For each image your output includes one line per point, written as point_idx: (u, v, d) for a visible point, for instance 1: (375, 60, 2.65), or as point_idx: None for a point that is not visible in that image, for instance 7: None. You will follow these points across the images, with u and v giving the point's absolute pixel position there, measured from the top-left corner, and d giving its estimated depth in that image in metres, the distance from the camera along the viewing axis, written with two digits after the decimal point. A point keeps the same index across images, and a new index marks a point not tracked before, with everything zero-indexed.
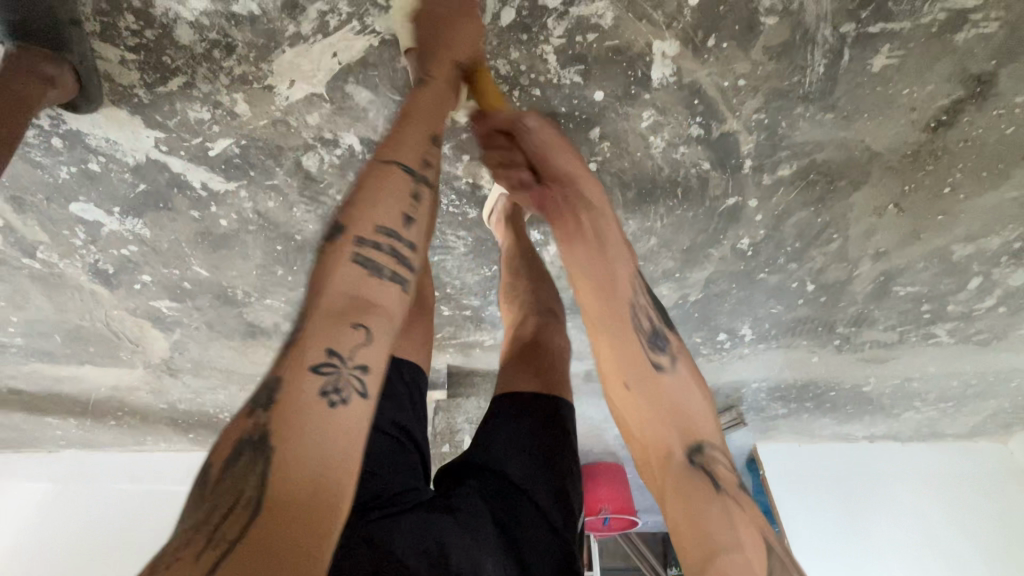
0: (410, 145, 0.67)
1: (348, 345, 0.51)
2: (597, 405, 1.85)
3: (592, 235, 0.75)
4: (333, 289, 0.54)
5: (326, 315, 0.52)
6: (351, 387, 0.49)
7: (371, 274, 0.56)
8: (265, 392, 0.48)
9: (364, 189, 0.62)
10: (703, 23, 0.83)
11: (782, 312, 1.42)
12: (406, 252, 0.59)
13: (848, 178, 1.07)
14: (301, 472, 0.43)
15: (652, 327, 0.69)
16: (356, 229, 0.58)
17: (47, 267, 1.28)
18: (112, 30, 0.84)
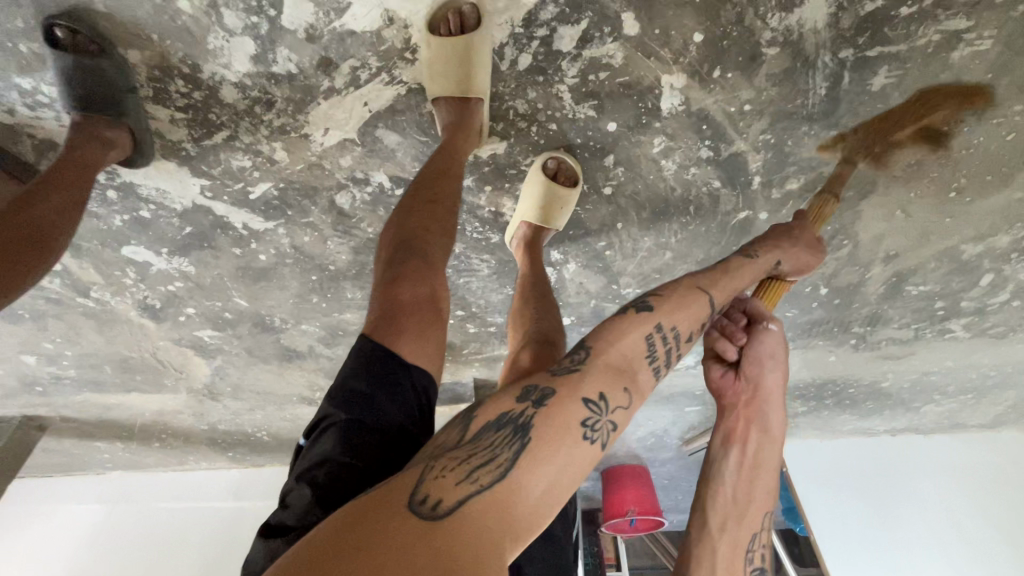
0: (722, 287, 0.90)
1: (612, 402, 0.70)
2: None
3: (753, 468, 0.93)
4: (623, 347, 0.76)
5: (604, 371, 0.73)
6: (599, 436, 0.67)
7: (645, 357, 0.78)
8: (544, 390, 0.69)
9: (673, 297, 0.85)
10: (708, 57, 0.89)
11: (797, 315, 1.46)
12: (662, 356, 0.80)
13: (855, 188, 1.11)
14: (538, 481, 0.61)
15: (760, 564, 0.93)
16: (662, 320, 0.81)
17: (100, 305, 1.37)
18: (164, 94, 0.92)
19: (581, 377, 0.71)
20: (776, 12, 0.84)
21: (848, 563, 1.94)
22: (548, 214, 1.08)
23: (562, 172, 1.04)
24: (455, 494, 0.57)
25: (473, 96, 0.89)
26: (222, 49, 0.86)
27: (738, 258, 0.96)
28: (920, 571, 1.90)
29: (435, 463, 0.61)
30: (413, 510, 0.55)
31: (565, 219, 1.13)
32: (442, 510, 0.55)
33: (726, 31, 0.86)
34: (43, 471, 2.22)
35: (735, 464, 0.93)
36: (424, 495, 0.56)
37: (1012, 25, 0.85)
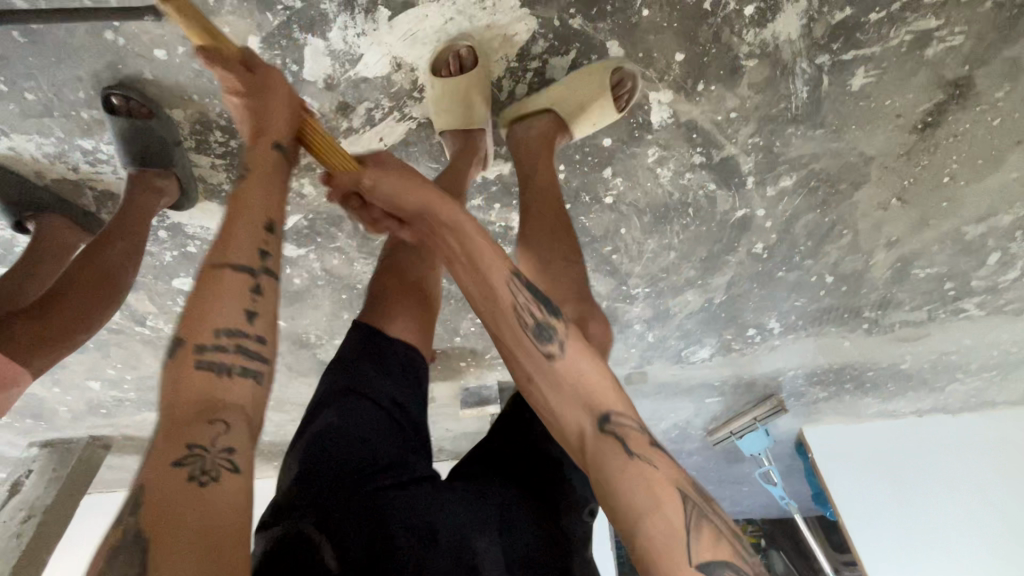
0: (245, 239, 0.70)
1: (208, 435, 0.56)
2: (640, 405, 1.96)
3: (458, 248, 0.78)
4: (179, 392, 0.59)
5: (182, 415, 0.57)
6: (218, 468, 0.54)
7: (217, 371, 0.61)
8: (127, 503, 0.52)
9: (206, 291, 0.67)
10: (691, 73, 0.96)
11: (806, 304, 1.50)
12: (251, 342, 0.65)
13: (849, 180, 1.16)
14: (181, 557, 0.46)
15: (536, 321, 0.74)
16: (189, 339, 0.62)
17: (155, 332, 1.51)
18: (205, 144, 1.04)
19: (153, 458, 0.54)
20: (751, 28, 0.90)
21: (876, 547, 1.94)
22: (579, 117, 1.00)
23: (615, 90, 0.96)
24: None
25: (476, 126, 0.99)
26: None
27: (251, 177, 0.75)
28: (949, 552, 1.91)
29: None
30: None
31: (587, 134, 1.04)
32: None
33: (705, 49, 0.92)
34: (108, 485, 2.40)
35: (459, 262, 0.78)
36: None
37: (980, 20, 0.90)
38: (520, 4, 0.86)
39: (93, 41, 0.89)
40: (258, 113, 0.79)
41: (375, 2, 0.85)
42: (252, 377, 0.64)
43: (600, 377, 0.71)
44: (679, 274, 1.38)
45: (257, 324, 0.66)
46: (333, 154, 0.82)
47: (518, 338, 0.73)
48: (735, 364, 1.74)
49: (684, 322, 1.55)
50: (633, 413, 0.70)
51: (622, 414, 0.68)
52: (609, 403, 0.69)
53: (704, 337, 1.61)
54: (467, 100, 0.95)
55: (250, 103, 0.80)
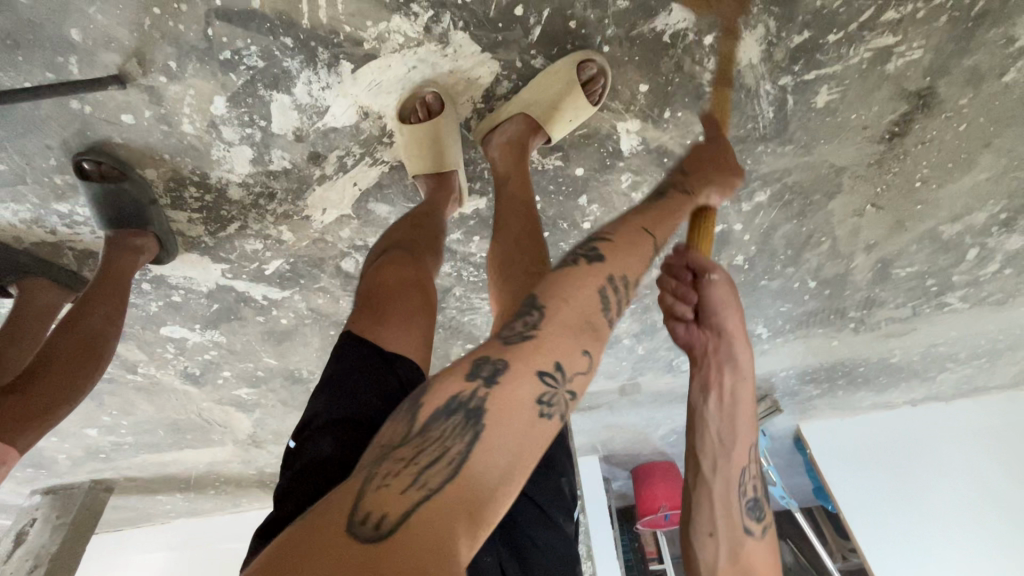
0: (657, 227, 0.75)
1: (573, 367, 0.57)
2: (637, 413, 1.97)
3: (728, 399, 0.86)
4: (579, 300, 0.62)
5: (568, 328, 0.59)
6: (559, 410, 0.54)
7: (603, 308, 0.63)
8: (490, 366, 0.54)
9: (620, 240, 0.69)
10: (656, 102, 0.97)
11: (791, 308, 1.52)
12: (626, 295, 0.66)
13: (822, 190, 1.17)
14: (497, 468, 0.49)
15: (754, 497, 0.87)
16: (612, 268, 0.65)
17: (147, 378, 1.52)
18: (180, 200, 1.05)
19: (536, 343, 0.57)
20: (711, 56, 0.91)
21: (876, 537, 1.95)
22: (554, 120, 0.94)
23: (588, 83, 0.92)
24: (403, 506, 0.44)
25: (446, 167, 0.98)
26: (227, 157, 0.98)
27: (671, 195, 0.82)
28: (951, 540, 1.90)
29: (375, 472, 0.46)
30: (353, 534, 0.41)
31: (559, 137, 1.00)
32: (383, 530, 0.42)
33: (668, 78, 0.93)
34: (114, 525, 2.41)
35: (715, 396, 0.87)
36: (362, 517, 0.42)
37: (938, 34, 0.91)
38: (482, 50, 0.87)
39: (60, 112, 0.89)
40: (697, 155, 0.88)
41: (336, 56, 0.85)
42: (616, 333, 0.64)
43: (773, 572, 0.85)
44: None
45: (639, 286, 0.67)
46: (707, 245, 0.84)
47: (729, 496, 0.86)
48: None
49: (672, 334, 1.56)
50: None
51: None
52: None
53: None
54: (433, 145, 0.94)
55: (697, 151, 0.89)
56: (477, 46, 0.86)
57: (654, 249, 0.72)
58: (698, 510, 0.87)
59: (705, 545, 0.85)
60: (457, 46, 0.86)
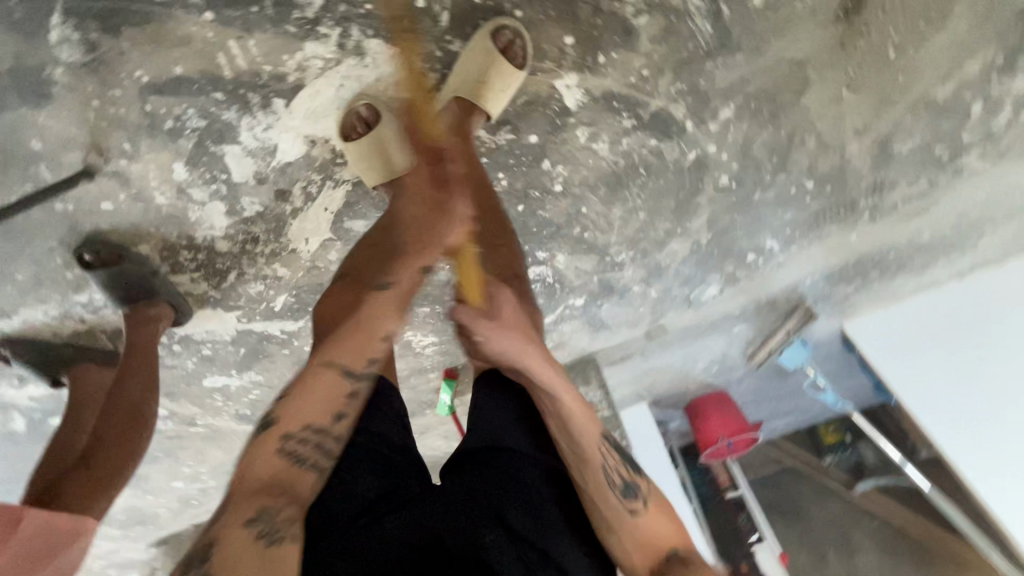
0: (349, 350, 0.89)
1: (275, 509, 0.76)
2: (671, 352, 1.97)
3: (561, 419, 0.89)
4: (270, 460, 0.80)
5: (250, 498, 0.76)
6: (275, 537, 0.73)
7: (292, 460, 0.81)
8: (200, 551, 0.72)
9: (298, 393, 0.86)
10: (587, 50, 0.95)
11: (796, 214, 1.46)
12: (326, 439, 0.84)
13: (789, 89, 1.12)
14: None
15: (623, 482, 0.88)
16: (290, 425, 0.83)
17: (207, 427, 1.65)
18: (178, 264, 1.12)
19: (224, 518, 0.75)
20: None
21: (945, 418, 1.83)
22: (486, 94, 0.94)
23: (510, 49, 0.91)
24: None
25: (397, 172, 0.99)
26: (205, 216, 1.05)
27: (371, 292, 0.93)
28: None
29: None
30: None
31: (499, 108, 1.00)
32: None
33: (590, 23, 0.92)
34: None
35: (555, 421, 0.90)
36: None
37: None
38: (399, 52, 0.88)
39: (50, 214, 0.97)
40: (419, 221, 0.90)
41: (267, 97, 0.88)
42: (322, 471, 0.83)
43: (669, 530, 0.87)
44: (657, 229, 1.37)
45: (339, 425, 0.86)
46: (473, 289, 0.88)
47: (609, 499, 0.86)
48: (749, 289, 1.73)
49: (680, 269, 1.55)
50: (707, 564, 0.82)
51: (685, 551, 0.85)
52: (674, 543, 0.86)
53: (706, 277, 1.61)
54: (379, 153, 0.96)
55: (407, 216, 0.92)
56: (393, 49, 0.87)
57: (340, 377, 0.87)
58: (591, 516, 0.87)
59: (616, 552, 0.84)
60: (374, 53, 0.87)
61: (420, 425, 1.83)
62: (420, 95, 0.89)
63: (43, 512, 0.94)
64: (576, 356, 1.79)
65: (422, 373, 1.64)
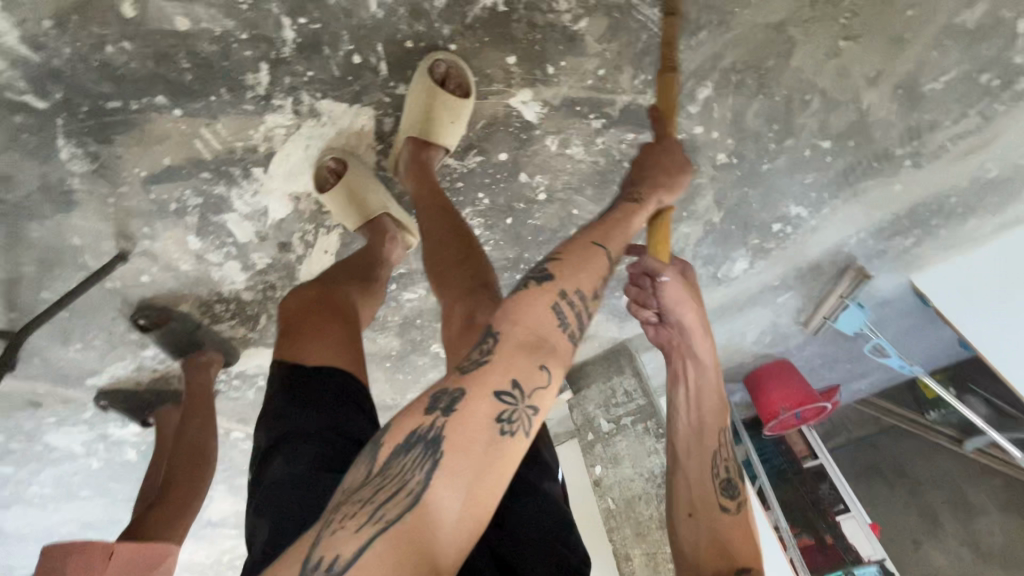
0: (610, 232, 0.80)
1: (531, 385, 0.62)
2: (713, 330, 1.88)
3: (694, 390, 0.96)
4: (529, 323, 0.67)
5: (524, 349, 0.64)
6: (520, 426, 0.59)
7: (560, 325, 0.68)
8: (449, 399, 0.60)
9: (569, 253, 0.75)
10: (533, 64, 0.94)
11: (820, 176, 1.34)
12: (587, 323, 0.72)
13: (772, 54, 1.03)
14: (453, 499, 0.54)
15: (727, 475, 0.93)
16: (564, 284, 0.71)
17: None
18: (214, 316, 1.27)
19: (490, 364, 0.62)
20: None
21: None
22: (435, 127, 0.93)
23: (451, 77, 0.91)
24: (357, 543, 0.50)
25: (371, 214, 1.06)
26: (227, 273, 1.18)
27: (625, 206, 0.84)
28: None
29: (332, 518, 0.53)
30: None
31: (456, 136, 0.99)
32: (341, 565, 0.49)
33: (530, 39, 0.90)
34: None
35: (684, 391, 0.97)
36: (317, 561, 0.50)
37: None
38: (350, 105, 0.93)
39: (106, 292, 1.14)
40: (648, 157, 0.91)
41: (247, 168, 0.97)
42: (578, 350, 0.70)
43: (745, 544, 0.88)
44: None
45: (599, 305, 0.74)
46: (664, 251, 0.88)
47: (710, 475, 0.93)
48: (784, 257, 1.60)
49: (698, 250, 1.48)
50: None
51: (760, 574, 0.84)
52: (748, 563, 0.85)
53: (730, 253, 1.53)
54: (355, 201, 1.03)
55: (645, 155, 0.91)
56: (344, 104, 0.92)
57: (611, 259, 0.77)
58: (677, 483, 0.94)
59: (685, 526, 0.90)
60: (329, 112, 0.93)
61: None
62: (668, 105, 0.90)
63: (133, 546, 1.11)
64: (609, 346, 1.77)
65: None
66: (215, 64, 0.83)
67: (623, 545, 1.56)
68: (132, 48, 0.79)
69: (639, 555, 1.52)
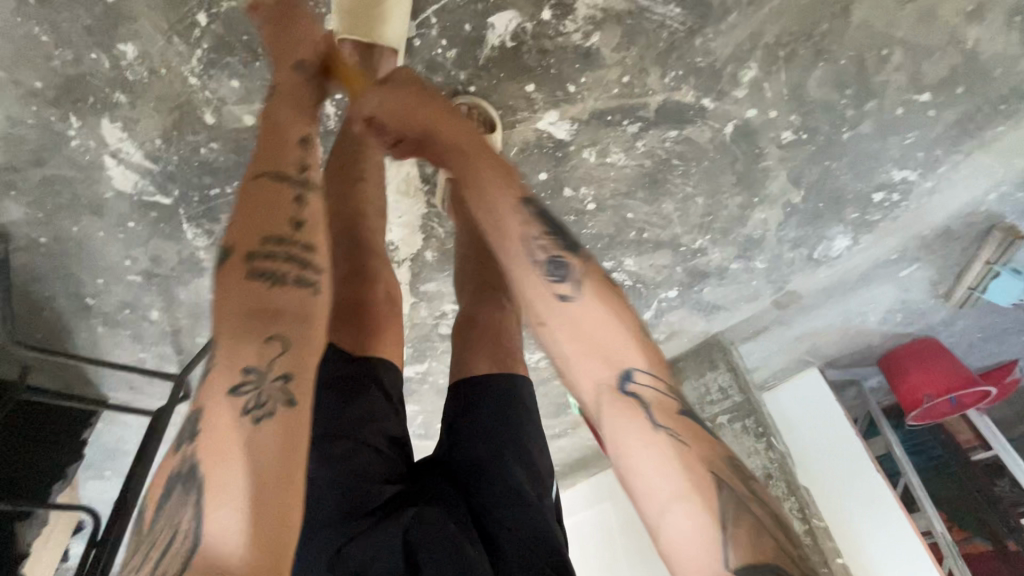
0: (277, 156, 0.63)
1: (256, 354, 0.51)
2: (823, 313, 1.69)
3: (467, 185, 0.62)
4: (228, 302, 0.54)
5: (230, 330, 0.52)
6: (260, 394, 0.49)
7: (267, 281, 0.55)
8: (186, 429, 0.49)
9: (241, 212, 0.60)
10: (553, 86, 0.95)
11: (925, 133, 1.14)
12: (299, 252, 0.57)
13: (825, 16, 0.92)
14: (229, 517, 0.43)
15: (546, 259, 0.57)
16: (244, 246, 0.57)
17: None
18: None
19: (210, 367, 0.51)
20: (564, 20, 0.87)
21: None
22: None
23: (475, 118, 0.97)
24: None
25: (379, 41, 0.83)
26: None
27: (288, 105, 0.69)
28: None
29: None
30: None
31: None
32: None
33: (544, 64, 0.92)
34: None
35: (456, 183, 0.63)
36: None
37: None
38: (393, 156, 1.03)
39: None
40: (285, 44, 0.74)
41: None
42: (314, 285, 0.57)
43: (614, 329, 0.54)
44: (728, 205, 1.24)
45: (305, 232, 0.59)
46: (364, 77, 0.76)
47: (531, 277, 0.56)
48: (898, 227, 1.39)
49: (783, 234, 1.35)
50: (699, 436, 0.51)
51: (650, 377, 0.52)
52: (639, 364, 0.53)
53: (824, 231, 1.36)
54: (369, 6, 0.82)
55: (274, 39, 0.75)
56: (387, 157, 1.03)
57: (292, 181, 0.61)
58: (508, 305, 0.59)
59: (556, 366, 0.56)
60: None
61: (566, 422, 1.94)
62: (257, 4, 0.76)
63: None
64: (699, 341, 1.68)
65: (546, 384, 1.75)
66: None
67: None
68: (219, 146, 0.96)
69: None
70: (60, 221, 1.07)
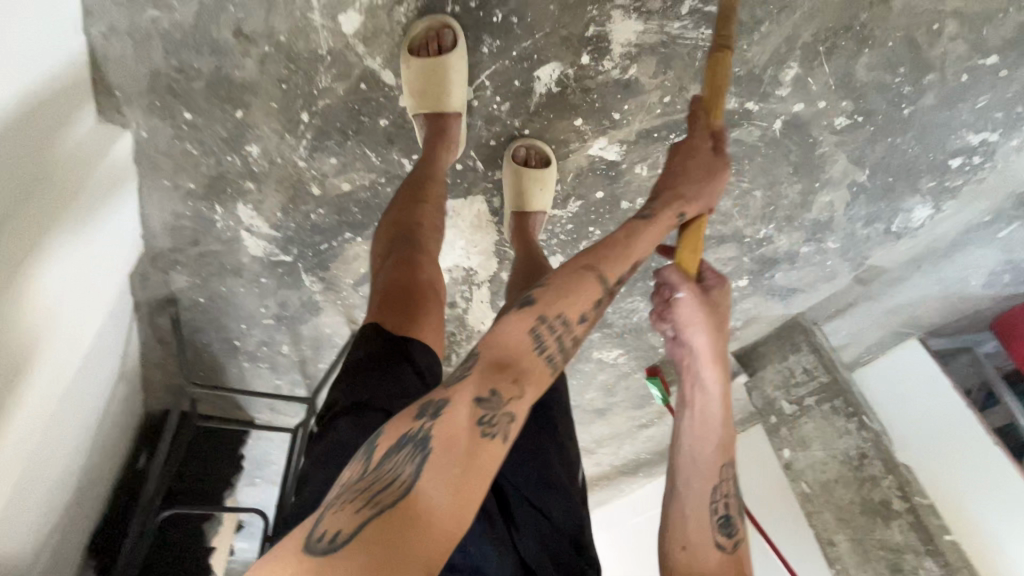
0: (613, 255, 0.81)
1: (506, 394, 0.64)
2: (915, 284, 1.61)
3: (701, 417, 0.95)
4: (510, 345, 0.68)
5: (495, 367, 0.66)
6: (500, 429, 0.61)
7: (537, 349, 0.69)
8: (432, 405, 0.62)
9: (554, 285, 0.75)
10: (599, 117, 1.04)
11: (1001, 95, 1.09)
12: (566, 336, 0.72)
13: (861, 8, 0.94)
14: (438, 493, 0.54)
15: (723, 514, 0.92)
16: (552, 311, 0.72)
17: None
18: None
19: (471, 377, 0.64)
20: (601, 61, 0.96)
21: None
22: (527, 199, 1.10)
23: (531, 156, 1.09)
24: (353, 526, 0.51)
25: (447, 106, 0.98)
26: None
27: (634, 227, 0.86)
28: None
29: (332, 501, 0.55)
30: (311, 551, 0.50)
31: (549, 200, 1.13)
32: (336, 542, 0.50)
33: (589, 100, 1.01)
34: None
35: (691, 419, 0.96)
36: (319, 536, 0.51)
37: None
38: (465, 197, 1.19)
39: None
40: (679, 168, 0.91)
41: None
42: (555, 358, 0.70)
43: None
44: (788, 193, 1.25)
45: (580, 326, 0.74)
46: (693, 257, 0.90)
47: (711, 521, 0.91)
48: (986, 189, 1.31)
49: (853, 213, 1.33)
50: None
51: None
52: None
53: (899, 205, 1.32)
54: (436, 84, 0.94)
55: (683, 160, 0.91)
56: (460, 198, 1.19)
57: (602, 286, 0.77)
58: (671, 519, 0.93)
59: (676, 557, 0.89)
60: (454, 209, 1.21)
61: (652, 412, 2.01)
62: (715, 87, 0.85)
63: None
64: (777, 326, 1.68)
65: (628, 378, 1.83)
66: (371, 204, 1.15)
67: (825, 530, 1.45)
68: (325, 211, 1.16)
69: (844, 541, 1.40)
70: (212, 283, 1.33)
